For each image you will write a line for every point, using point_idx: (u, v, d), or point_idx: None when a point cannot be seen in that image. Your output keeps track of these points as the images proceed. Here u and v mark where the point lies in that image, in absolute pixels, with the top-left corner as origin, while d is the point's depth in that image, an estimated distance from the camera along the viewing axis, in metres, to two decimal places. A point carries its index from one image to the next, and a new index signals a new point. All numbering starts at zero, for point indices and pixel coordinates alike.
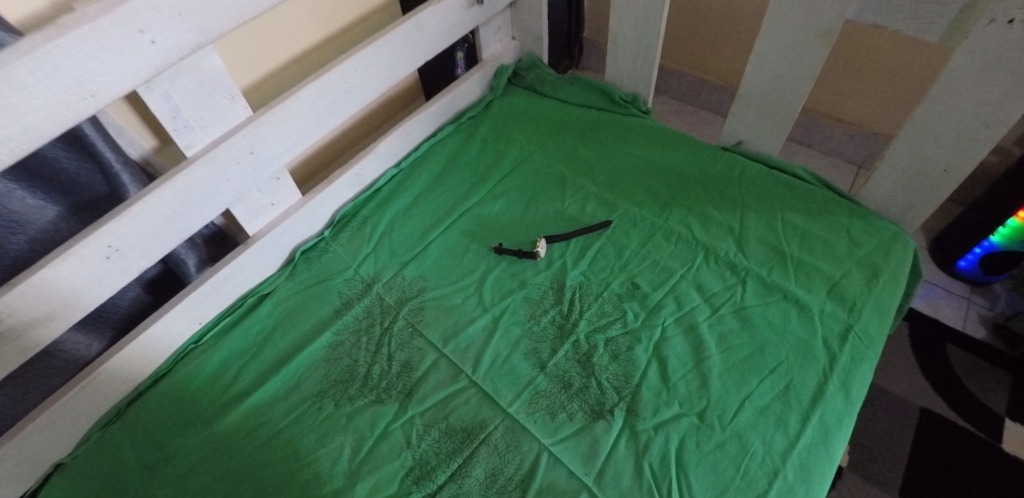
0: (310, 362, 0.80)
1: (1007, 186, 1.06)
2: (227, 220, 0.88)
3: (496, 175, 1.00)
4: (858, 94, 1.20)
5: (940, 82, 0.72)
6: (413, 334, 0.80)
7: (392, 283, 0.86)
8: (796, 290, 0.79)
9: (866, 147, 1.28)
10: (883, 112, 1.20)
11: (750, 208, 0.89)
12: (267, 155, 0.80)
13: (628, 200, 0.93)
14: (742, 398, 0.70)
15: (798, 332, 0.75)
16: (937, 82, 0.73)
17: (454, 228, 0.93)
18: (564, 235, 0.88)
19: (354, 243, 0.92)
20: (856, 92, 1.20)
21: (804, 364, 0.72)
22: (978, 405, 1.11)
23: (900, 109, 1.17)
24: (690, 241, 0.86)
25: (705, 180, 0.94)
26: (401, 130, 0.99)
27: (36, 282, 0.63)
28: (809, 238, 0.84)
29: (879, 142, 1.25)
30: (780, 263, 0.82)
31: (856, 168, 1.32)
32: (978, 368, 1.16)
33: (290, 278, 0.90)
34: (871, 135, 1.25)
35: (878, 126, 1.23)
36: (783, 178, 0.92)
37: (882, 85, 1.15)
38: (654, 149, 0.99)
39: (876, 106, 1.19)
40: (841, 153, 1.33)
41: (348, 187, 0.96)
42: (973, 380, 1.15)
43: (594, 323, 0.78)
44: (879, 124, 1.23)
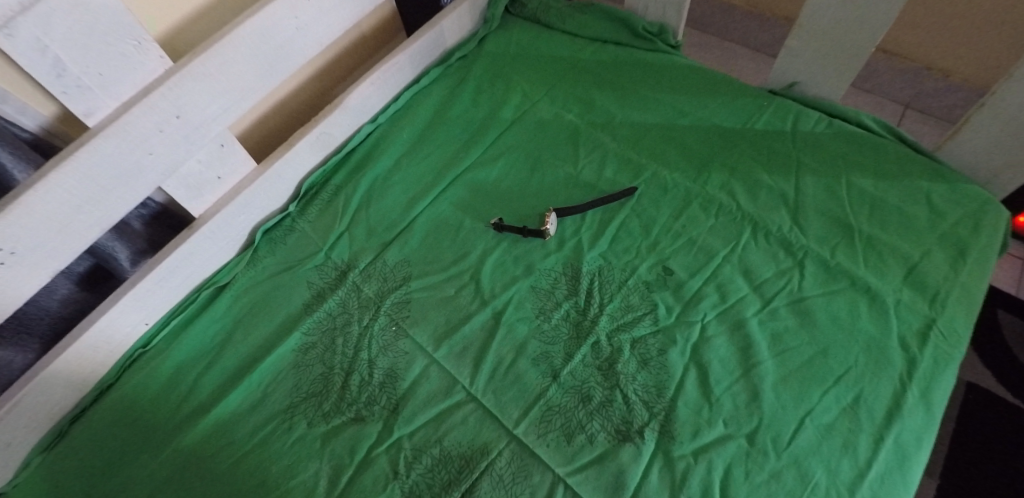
0: (277, 370, 0.67)
1: None
2: (168, 197, 0.72)
3: (493, 130, 0.82)
4: (913, 21, 1.01)
5: None
6: (397, 335, 0.66)
7: (370, 270, 0.71)
8: (865, 275, 0.64)
9: (919, 84, 1.09)
10: (941, 44, 1.01)
11: (807, 169, 0.73)
12: (200, 116, 0.63)
13: (657, 161, 0.76)
14: (800, 415, 0.57)
15: (867, 330, 0.61)
16: None
17: (443, 199, 0.76)
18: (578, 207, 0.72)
19: (324, 220, 0.77)
20: (912, 19, 1.01)
21: (876, 371, 0.59)
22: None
23: (963, 40, 0.98)
24: (734, 212, 0.70)
25: (750, 133, 0.76)
26: (374, 76, 0.81)
27: None
28: (879, 208, 0.69)
29: (934, 78, 1.06)
30: (845, 240, 0.67)
31: (902, 108, 1.15)
32: None
33: (251, 266, 0.75)
34: (925, 69, 1.06)
35: (932, 61, 1.05)
36: (846, 130, 0.75)
37: (945, 12, 0.96)
38: (686, 95, 0.81)
39: (935, 36, 1.00)
40: (885, 92, 1.16)
41: (315, 149, 0.79)
42: None
43: (617, 320, 0.64)
44: (934, 58, 1.04)
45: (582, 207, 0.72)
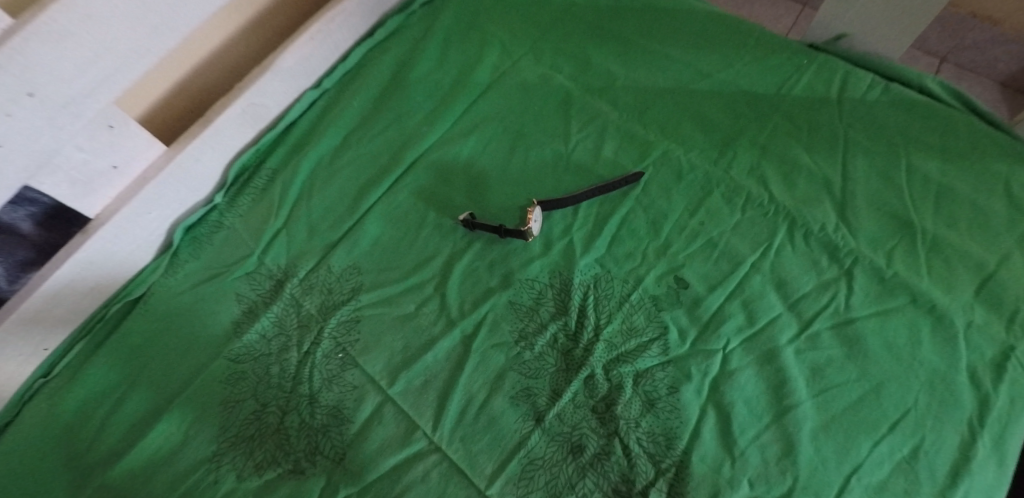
0: (200, 407, 0.55)
1: None
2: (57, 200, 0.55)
3: (465, 96, 0.66)
4: None
5: None
6: (344, 364, 0.54)
7: (311, 281, 0.58)
8: (928, 289, 0.51)
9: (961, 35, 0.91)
10: None
11: (857, 148, 0.58)
12: (66, 93, 0.47)
13: (670, 138, 0.61)
14: (846, 474, 0.45)
15: (930, 360, 0.49)
16: None
17: (402, 187, 0.61)
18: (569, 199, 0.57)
19: (256, 214, 0.63)
20: None
21: (940, 414, 0.47)
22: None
23: None
24: (765, 204, 0.56)
25: (786, 101, 0.61)
26: (314, 30, 0.65)
27: None
28: (946, 199, 0.55)
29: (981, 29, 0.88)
30: (904, 241, 0.53)
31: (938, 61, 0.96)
32: None
33: (170, 273, 0.62)
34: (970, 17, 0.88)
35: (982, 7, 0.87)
36: (907, 96, 0.60)
37: None
38: (705, 52, 0.65)
39: None
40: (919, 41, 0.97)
41: (243, 125, 0.64)
42: None
43: (617, 347, 0.51)
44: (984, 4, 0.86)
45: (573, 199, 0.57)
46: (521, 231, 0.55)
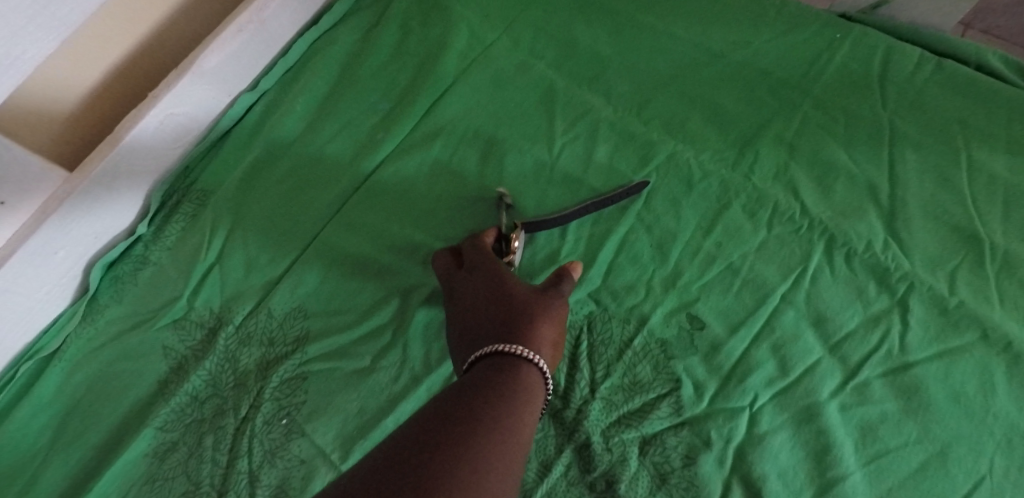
0: (121, 488, 0.45)
1: None
2: None
3: (428, 92, 0.55)
4: None
5: None
6: (289, 432, 0.44)
7: (249, 329, 0.48)
8: (1002, 321, 0.41)
9: None
10: None
11: (906, 142, 0.47)
12: None
13: (675, 135, 0.50)
14: None
15: (1007, 412, 0.39)
16: None
17: (357, 208, 0.51)
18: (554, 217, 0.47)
19: (186, 245, 0.53)
20: None
21: (1022, 482, 0.37)
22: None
23: None
24: (795, 218, 0.45)
25: (817, 86, 0.50)
26: (243, 19, 0.54)
27: None
28: (1020, 202, 0.45)
29: None
30: (969, 260, 0.43)
31: None
32: None
33: (88, 322, 0.52)
34: None
35: None
36: (962, 75, 0.49)
37: None
38: (715, 28, 0.54)
39: None
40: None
41: (165, 138, 0.53)
42: None
43: (617, 406, 0.41)
44: None
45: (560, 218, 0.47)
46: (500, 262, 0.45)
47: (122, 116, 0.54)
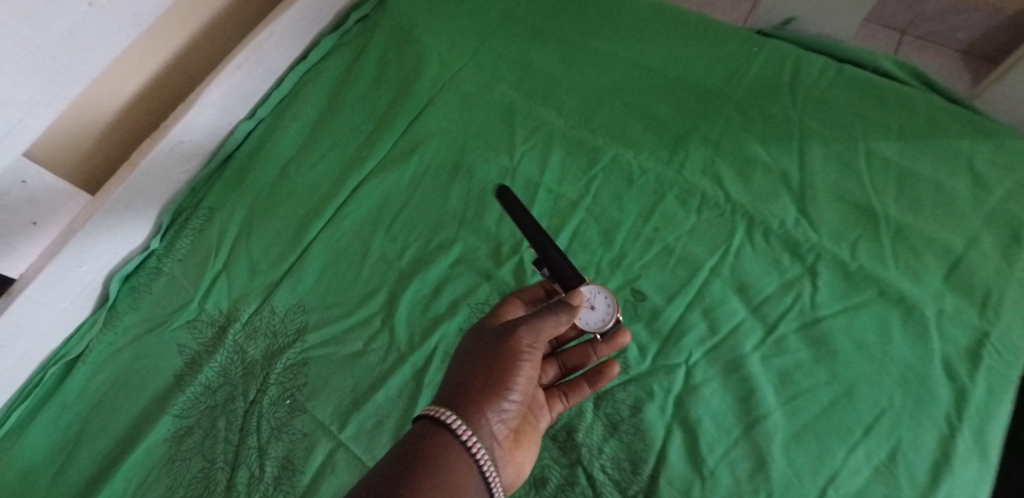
0: (144, 469, 0.52)
1: None
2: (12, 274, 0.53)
3: (405, 114, 0.63)
4: None
5: None
6: (292, 411, 0.51)
7: (255, 324, 0.55)
8: (896, 280, 0.49)
9: None
10: None
11: (814, 136, 0.55)
12: None
13: (617, 140, 0.58)
14: (824, 485, 0.43)
15: (903, 356, 0.46)
16: None
17: (345, 218, 0.59)
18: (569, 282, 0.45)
19: (196, 257, 0.59)
20: None
21: (915, 412, 0.45)
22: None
23: None
24: (720, 204, 0.53)
25: (737, 92, 0.58)
26: (241, 58, 0.61)
27: None
28: (910, 182, 0.53)
29: None
30: (867, 232, 0.51)
31: None
32: None
33: (107, 328, 0.59)
34: None
35: None
36: (860, 77, 0.57)
37: None
38: (650, 47, 0.62)
39: None
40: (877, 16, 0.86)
41: (174, 163, 0.61)
42: None
43: (576, 370, 0.49)
44: None
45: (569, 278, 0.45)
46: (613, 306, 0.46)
47: (133, 149, 0.61)
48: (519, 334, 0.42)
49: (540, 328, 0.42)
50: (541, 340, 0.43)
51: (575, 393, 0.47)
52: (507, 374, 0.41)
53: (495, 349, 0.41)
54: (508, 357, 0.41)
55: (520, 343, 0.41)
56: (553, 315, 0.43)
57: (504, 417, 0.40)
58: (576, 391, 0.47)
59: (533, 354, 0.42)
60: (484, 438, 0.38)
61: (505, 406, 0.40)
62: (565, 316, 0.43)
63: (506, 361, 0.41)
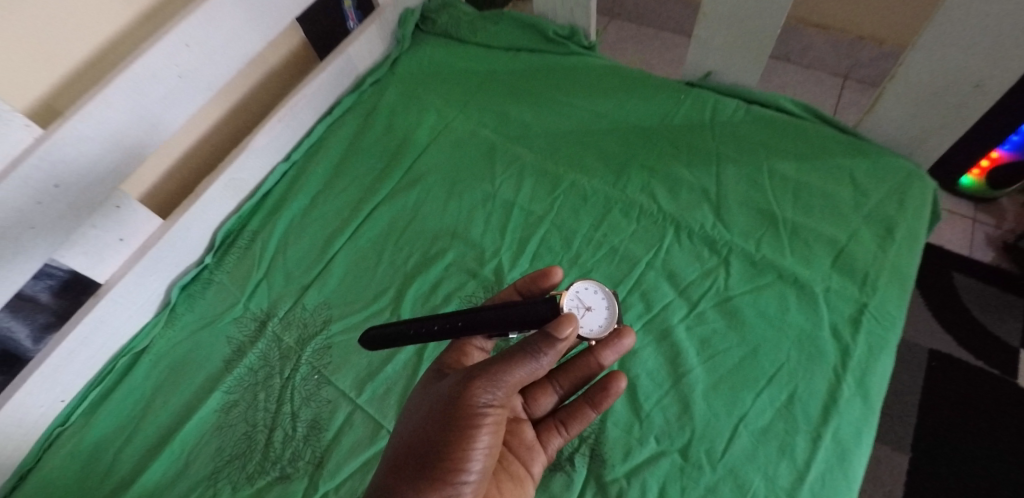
0: (199, 434, 0.64)
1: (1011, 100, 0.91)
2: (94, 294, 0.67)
3: (410, 154, 0.79)
4: None
5: None
6: (320, 383, 0.64)
7: (290, 318, 0.69)
8: (792, 265, 0.62)
9: (855, 55, 1.15)
10: (871, 14, 1.07)
11: (727, 160, 0.70)
12: (81, 183, 0.60)
13: (575, 168, 0.73)
14: (735, 421, 0.55)
15: (798, 323, 0.59)
16: None
17: (362, 235, 0.74)
18: (543, 315, 0.47)
19: (242, 268, 0.74)
20: None
21: (809, 365, 0.57)
22: (990, 338, 1.03)
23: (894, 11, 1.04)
24: (655, 214, 0.68)
25: (668, 130, 0.74)
26: (281, 113, 0.79)
27: None
28: (804, 191, 0.66)
29: (868, 48, 1.12)
30: (770, 231, 0.65)
31: (842, 79, 1.20)
32: (989, 296, 1.06)
33: (169, 326, 0.72)
34: (858, 39, 1.12)
35: (863, 30, 1.10)
36: (764, 114, 0.73)
37: None
38: (601, 98, 0.79)
39: (868, 7, 1.06)
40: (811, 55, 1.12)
41: (226, 195, 0.77)
42: (985, 312, 1.05)
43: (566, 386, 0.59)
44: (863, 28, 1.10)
45: (543, 311, 0.47)
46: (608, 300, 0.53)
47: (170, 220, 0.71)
48: (478, 392, 0.43)
49: (502, 380, 0.44)
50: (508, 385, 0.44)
51: (581, 414, 0.55)
52: (467, 440, 0.43)
53: (455, 411, 0.43)
54: (466, 422, 0.43)
55: (484, 396, 0.43)
56: (519, 362, 0.44)
57: (464, 486, 0.43)
58: (582, 415, 0.55)
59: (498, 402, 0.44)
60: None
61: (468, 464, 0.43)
62: (531, 361, 0.44)
63: (465, 426, 0.43)
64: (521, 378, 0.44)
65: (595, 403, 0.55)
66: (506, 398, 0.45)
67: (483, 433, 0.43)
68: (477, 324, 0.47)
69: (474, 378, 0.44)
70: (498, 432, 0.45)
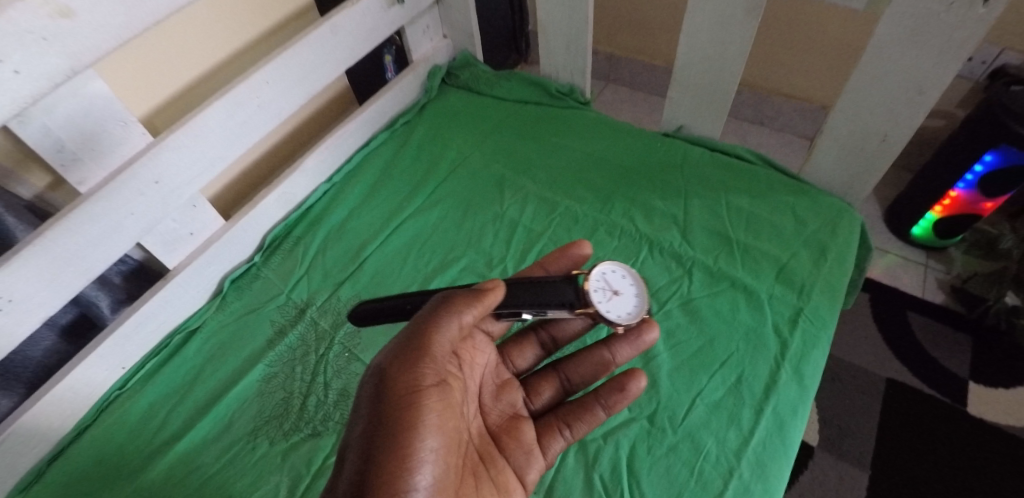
0: (242, 398, 0.75)
1: (956, 145, 1.10)
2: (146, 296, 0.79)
3: (433, 181, 0.95)
4: (807, 70, 1.26)
5: (858, 70, 0.71)
6: (349, 359, 0.77)
7: (327, 306, 0.82)
8: (742, 276, 0.76)
9: (818, 121, 1.34)
10: (830, 87, 1.27)
11: (693, 194, 0.86)
12: (176, 181, 0.76)
13: (570, 197, 0.89)
14: (692, 396, 0.67)
15: (746, 321, 0.72)
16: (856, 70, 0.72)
17: (390, 242, 0.88)
18: (519, 307, 0.58)
19: (286, 266, 0.88)
20: (805, 67, 1.26)
21: (755, 353, 0.70)
22: (941, 370, 1.13)
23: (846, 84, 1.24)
24: (634, 234, 0.83)
25: (646, 169, 0.91)
26: (328, 142, 0.95)
27: None
28: (754, 220, 0.82)
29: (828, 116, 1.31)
30: (725, 250, 0.79)
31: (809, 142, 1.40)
32: (941, 333, 1.18)
33: (219, 310, 0.85)
34: (820, 108, 1.32)
35: (824, 100, 1.30)
36: (724, 160, 0.90)
37: (831, 60, 1.22)
38: (592, 142, 0.96)
39: (826, 80, 1.26)
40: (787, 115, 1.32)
41: (277, 206, 0.91)
42: (937, 346, 1.16)
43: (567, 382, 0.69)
44: (824, 98, 1.30)
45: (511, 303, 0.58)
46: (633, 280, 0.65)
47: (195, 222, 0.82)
48: (403, 371, 0.48)
49: (420, 352, 0.49)
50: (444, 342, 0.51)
51: (592, 416, 0.64)
52: (409, 418, 0.47)
53: (392, 389, 0.47)
54: (402, 402, 0.47)
55: (423, 354, 0.49)
56: (434, 326, 0.50)
57: (424, 441, 0.47)
58: (595, 412, 0.64)
59: (437, 357, 0.50)
60: (409, 449, 0.46)
61: (424, 417, 0.48)
62: (444, 321, 0.51)
63: (401, 407, 0.47)
64: (439, 344, 0.50)
65: (610, 405, 0.63)
66: (439, 364, 0.51)
67: (423, 407, 0.48)
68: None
69: (413, 343, 0.50)
70: (439, 403, 0.50)
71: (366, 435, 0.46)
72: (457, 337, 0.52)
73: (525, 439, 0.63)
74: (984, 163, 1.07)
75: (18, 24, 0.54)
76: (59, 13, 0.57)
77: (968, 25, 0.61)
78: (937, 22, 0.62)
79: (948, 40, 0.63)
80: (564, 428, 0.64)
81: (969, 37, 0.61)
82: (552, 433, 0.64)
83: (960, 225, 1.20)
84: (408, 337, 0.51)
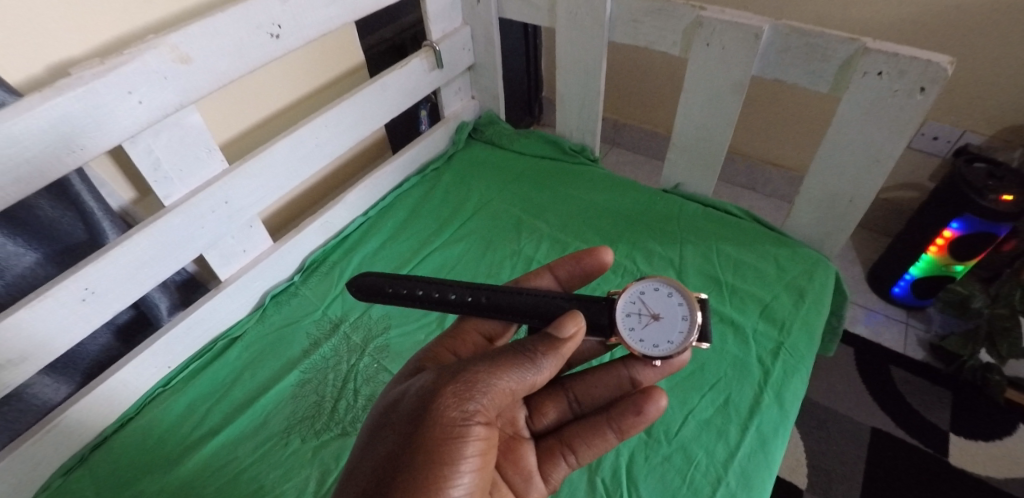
0: (277, 399, 0.83)
1: (926, 215, 1.23)
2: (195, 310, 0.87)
3: (458, 220, 1.07)
4: (792, 142, 1.42)
5: (828, 141, 0.85)
6: (378, 369, 0.85)
7: (359, 322, 0.92)
8: (730, 312, 0.86)
9: None
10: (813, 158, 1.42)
11: (688, 241, 0.98)
12: (242, 203, 0.87)
13: (579, 239, 1.01)
14: (685, 413, 0.76)
15: (734, 351, 0.82)
16: (826, 140, 0.85)
17: (417, 270, 0.99)
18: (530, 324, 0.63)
19: (322, 286, 0.98)
20: (790, 140, 1.42)
21: (741, 379, 0.79)
22: (922, 422, 1.20)
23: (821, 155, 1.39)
24: (635, 273, 0.94)
25: (647, 219, 1.03)
26: (368, 181, 1.08)
27: (37, 339, 0.69)
28: (741, 266, 0.93)
29: None
30: (716, 290, 0.90)
31: None
32: (920, 387, 1.26)
33: (260, 321, 0.94)
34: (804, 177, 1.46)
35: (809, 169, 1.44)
36: (715, 215, 1.02)
37: (812, 135, 1.37)
38: (600, 194, 1.09)
39: (810, 152, 1.41)
40: None
41: (318, 233, 1.02)
42: (917, 399, 1.24)
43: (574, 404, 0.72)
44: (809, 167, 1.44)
45: (559, 307, 0.62)
46: (686, 305, 0.62)
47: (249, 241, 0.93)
48: (460, 404, 0.50)
49: (481, 391, 0.51)
50: (503, 386, 0.52)
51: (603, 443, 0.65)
52: (450, 451, 0.49)
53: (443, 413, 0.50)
54: (448, 433, 0.49)
55: (481, 391, 0.51)
56: (502, 371, 0.52)
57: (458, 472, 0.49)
58: (605, 438, 0.65)
59: (492, 397, 0.52)
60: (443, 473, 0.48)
61: (465, 449, 0.50)
62: (514, 370, 0.53)
63: (447, 439, 0.49)
64: (499, 386, 0.52)
65: (623, 430, 0.64)
66: (493, 404, 0.52)
67: (466, 445, 0.50)
68: (496, 305, 0.63)
69: (475, 378, 0.52)
70: (481, 446, 0.51)
71: (408, 447, 0.49)
72: (521, 388, 0.53)
73: (526, 464, 0.66)
74: (951, 230, 1.19)
75: (149, 66, 0.68)
76: (179, 60, 0.70)
77: (911, 109, 0.75)
78: (887, 105, 0.76)
79: (897, 119, 0.77)
80: (568, 454, 0.67)
81: (913, 118, 0.75)
82: (554, 459, 0.67)
83: (936, 285, 1.31)
84: (471, 368, 0.53)
